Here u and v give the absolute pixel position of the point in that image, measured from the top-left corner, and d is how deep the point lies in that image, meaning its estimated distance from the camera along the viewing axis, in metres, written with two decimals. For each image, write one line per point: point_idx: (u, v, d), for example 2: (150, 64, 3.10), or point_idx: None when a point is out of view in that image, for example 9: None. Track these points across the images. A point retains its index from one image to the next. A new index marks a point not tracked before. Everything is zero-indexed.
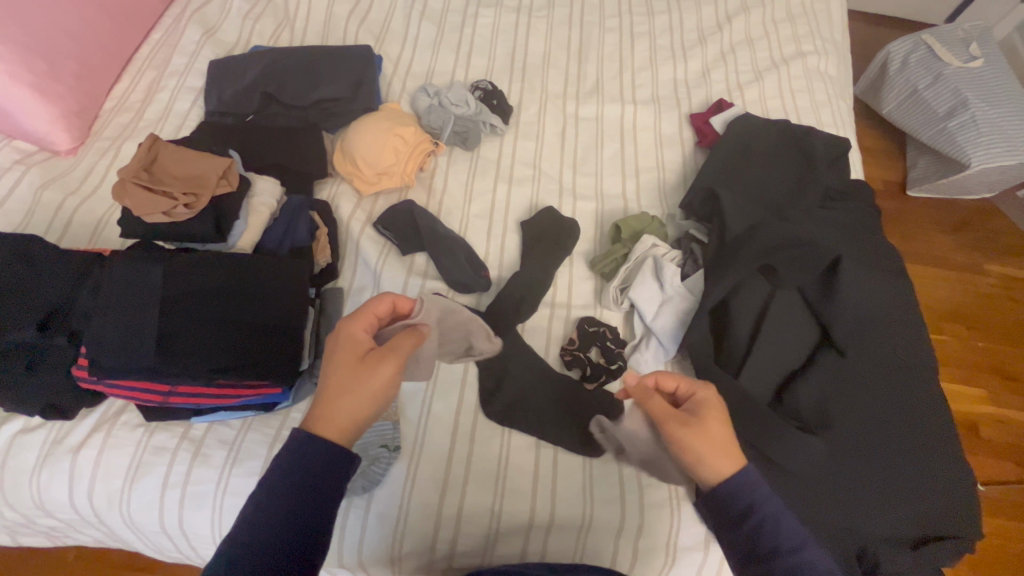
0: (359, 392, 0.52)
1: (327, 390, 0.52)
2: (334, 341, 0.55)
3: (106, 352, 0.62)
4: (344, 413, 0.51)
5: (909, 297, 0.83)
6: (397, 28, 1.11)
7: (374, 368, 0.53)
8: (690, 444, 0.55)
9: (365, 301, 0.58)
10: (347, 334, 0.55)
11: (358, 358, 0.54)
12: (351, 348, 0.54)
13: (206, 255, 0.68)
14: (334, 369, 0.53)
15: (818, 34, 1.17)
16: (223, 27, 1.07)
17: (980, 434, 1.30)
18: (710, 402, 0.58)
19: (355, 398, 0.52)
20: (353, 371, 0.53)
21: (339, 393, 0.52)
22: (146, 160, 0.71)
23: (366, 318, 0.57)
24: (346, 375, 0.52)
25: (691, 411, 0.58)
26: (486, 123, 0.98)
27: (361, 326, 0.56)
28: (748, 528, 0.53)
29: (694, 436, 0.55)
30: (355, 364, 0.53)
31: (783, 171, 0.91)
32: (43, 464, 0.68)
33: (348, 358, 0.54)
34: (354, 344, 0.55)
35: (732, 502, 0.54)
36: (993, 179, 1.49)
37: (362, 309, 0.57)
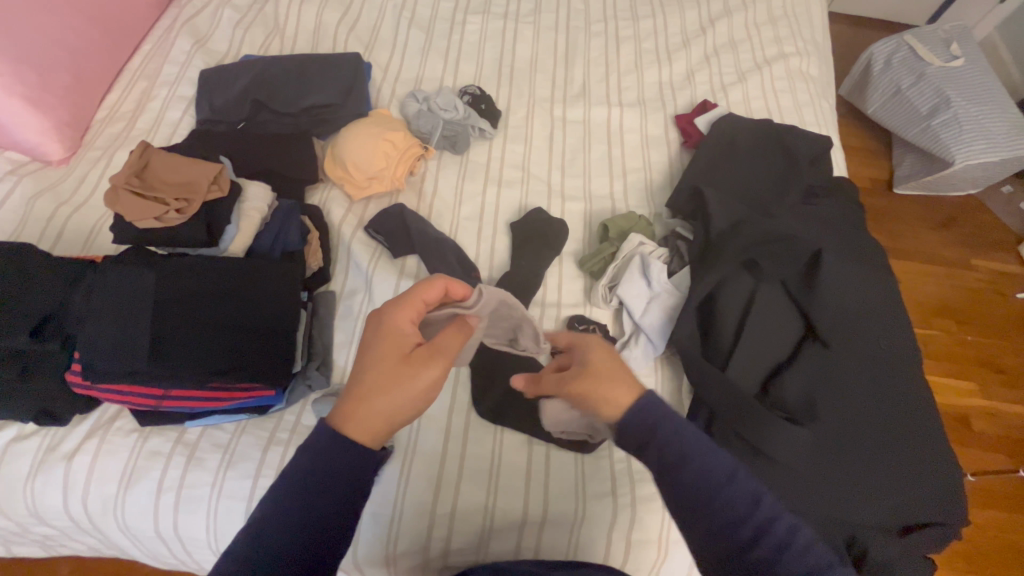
0: (403, 391, 0.52)
1: (367, 385, 0.52)
2: (377, 329, 0.55)
3: (99, 357, 0.62)
4: (377, 417, 0.51)
5: (891, 289, 0.85)
6: (386, 36, 1.13)
7: (421, 365, 0.53)
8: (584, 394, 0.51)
9: (414, 288, 0.58)
10: (392, 324, 0.56)
11: (405, 353, 0.54)
12: (396, 339, 0.54)
13: (197, 259, 0.69)
14: (377, 362, 0.53)
15: (799, 35, 1.19)
16: (214, 37, 1.08)
17: (971, 426, 1.32)
18: (593, 347, 0.55)
19: (397, 397, 0.51)
20: (397, 368, 0.52)
21: (382, 389, 0.52)
22: (137, 166, 0.72)
23: (413, 307, 0.57)
24: (390, 370, 0.52)
25: (580, 361, 0.55)
26: (475, 127, 0.99)
27: (408, 316, 0.56)
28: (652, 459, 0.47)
29: (584, 380, 0.52)
30: (401, 359, 0.53)
31: (767, 170, 0.93)
32: (37, 471, 0.68)
33: (395, 350, 0.54)
34: (400, 336, 0.55)
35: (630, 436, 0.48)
36: (976, 175, 1.52)
37: (409, 297, 0.57)
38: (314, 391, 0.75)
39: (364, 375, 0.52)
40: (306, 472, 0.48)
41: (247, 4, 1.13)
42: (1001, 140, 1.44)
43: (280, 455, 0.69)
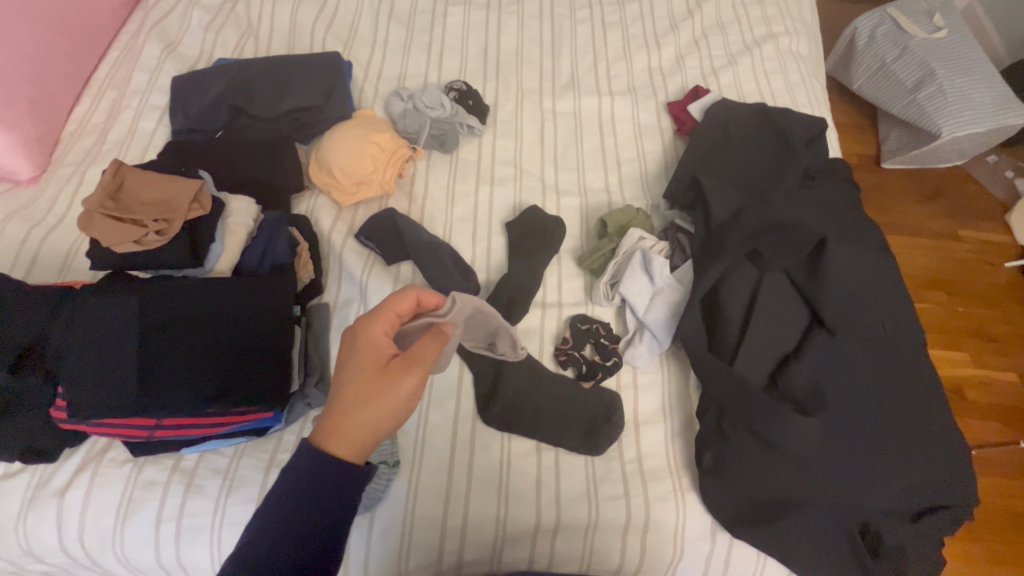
0: (380, 404, 0.50)
1: (344, 400, 0.51)
2: (352, 344, 0.54)
3: (84, 390, 0.59)
4: (358, 430, 0.50)
5: (893, 271, 0.84)
6: (364, 32, 1.09)
7: (396, 377, 0.52)
8: None
9: (385, 299, 0.56)
10: (366, 337, 0.54)
11: (380, 366, 0.53)
12: (371, 353, 0.53)
13: (182, 281, 0.66)
14: (352, 377, 0.52)
15: (788, 14, 1.17)
16: (184, 41, 1.03)
17: (968, 398, 1.33)
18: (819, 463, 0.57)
19: (375, 411, 0.50)
20: (374, 381, 0.51)
21: (360, 404, 0.50)
22: (112, 187, 0.68)
23: (387, 319, 0.55)
24: (365, 384, 0.51)
25: None
26: (463, 125, 0.96)
27: (382, 328, 0.55)
28: None
29: None
30: (376, 373, 0.52)
31: (763, 155, 0.91)
32: (28, 509, 0.66)
33: (369, 364, 0.53)
34: (375, 349, 0.54)
35: None
36: (964, 147, 1.52)
37: (381, 309, 0.56)
38: (313, 408, 0.72)
39: (341, 390, 0.51)
40: (291, 497, 0.48)
41: (217, 4, 1.08)
42: (987, 111, 1.44)
43: None
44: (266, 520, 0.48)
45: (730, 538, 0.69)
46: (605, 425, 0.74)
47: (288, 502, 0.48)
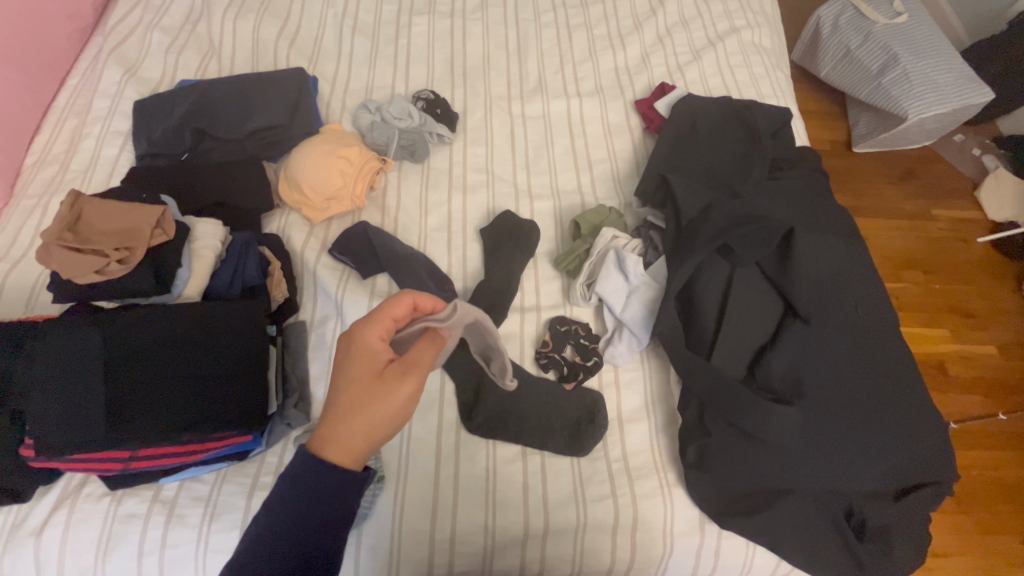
0: (377, 410, 0.50)
1: (342, 407, 0.50)
2: (347, 351, 0.53)
3: (52, 426, 0.58)
4: (354, 437, 0.49)
5: (862, 254, 0.85)
6: (329, 46, 1.09)
7: (395, 383, 0.51)
8: None
9: (380, 305, 0.56)
10: (361, 344, 0.53)
11: (377, 371, 0.52)
12: (366, 358, 0.52)
13: (149, 308, 0.65)
14: (348, 384, 0.51)
15: (748, 7, 1.19)
16: (145, 64, 1.01)
17: (948, 372, 1.36)
18: None
19: (372, 417, 0.50)
20: (370, 387, 0.51)
21: (356, 412, 0.50)
22: (69, 218, 0.66)
23: (383, 324, 0.54)
24: (361, 390, 0.51)
25: None
26: (432, 133, 0.96)
27: (377, 334, 0.54)
28: None
29: None
30: (374, 378, 0.51)
31: (731, 148, 0.92)
32: (4, 552, 0.64)
33: (367, 369, 0.52)
34: (371, 355, 0.53)
35: None
36: (930, 128, 1.55)
37: (377, 314, 0.55)
38: (294, 429, 0.72)
39: (336, 396, 0.51)
40: (285, 507, 0.47)
41: (177, 25, 1.07)
42: (951, 91, 1.47)
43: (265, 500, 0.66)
44: (262, 528, 0.47)
45: (719, 529, 0.70)
46: (588, 426, 0.74)
47: (277, 529, 0.47)
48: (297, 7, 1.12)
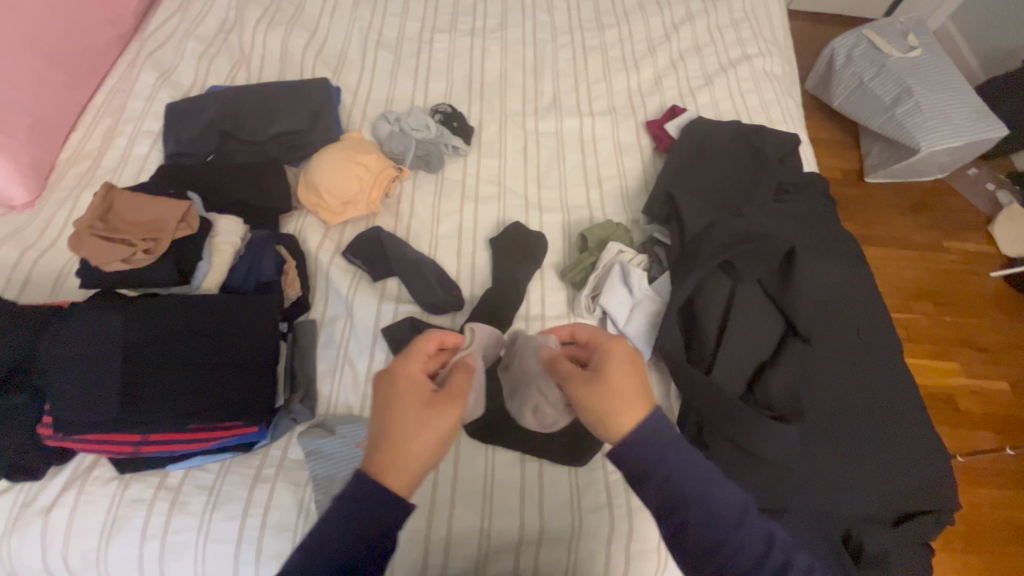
0: (432, 434, 0.49)
1: (397, 433, 0.49)
2: (387, 383, 0.52)
3: (71, 406, 0.60)
4: (413, 465, 0.48)
5: (866, 279, 0.86)
6: (353, 59, 1.13)
7: (448, 408, 0.50)
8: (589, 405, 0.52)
9: (413, 342, 0.56)
10: (405, 375, 0.52)
11: (427, 398, 0.51)
12: (411, 387, 0.51)
13: (168, 298, 0.67)
14: (399, 412, 0.49)
15: (761, 36, 1.22)
16: (178, 70, 1.07)
17: (957, 406, 1.34)
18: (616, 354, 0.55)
19: (431, 444, 0.49)
20: (425, 414, 0.50)
21: (410, 437, 0.48)
22: (101, 209, 0.70)
23: (421, 357, 0.55)
24: (413, 417, 0.49)
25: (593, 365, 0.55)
26: (448, 145, 0.99)
27: (418, 366, 0.54)
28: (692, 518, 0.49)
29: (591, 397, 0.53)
30: (426, 405, 0.50)
31: (738, 170, 0.94)
32: (12, 530, 0.66)
33: (414, 398, 0.51)
34: (416, 384, 0.52)
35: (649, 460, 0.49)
36: (943, 160, 1.56)
37: (412, 350, 0.55)
38: (299, 423, 0.74)
39: (386, 425, 0.49)
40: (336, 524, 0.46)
41: (211, 34, 1.12)
42: (963, 126, 1.48)
43: (267, 492, 0.68)
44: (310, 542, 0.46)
45: None
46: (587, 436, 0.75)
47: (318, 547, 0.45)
48: (326, 22, 1.17)
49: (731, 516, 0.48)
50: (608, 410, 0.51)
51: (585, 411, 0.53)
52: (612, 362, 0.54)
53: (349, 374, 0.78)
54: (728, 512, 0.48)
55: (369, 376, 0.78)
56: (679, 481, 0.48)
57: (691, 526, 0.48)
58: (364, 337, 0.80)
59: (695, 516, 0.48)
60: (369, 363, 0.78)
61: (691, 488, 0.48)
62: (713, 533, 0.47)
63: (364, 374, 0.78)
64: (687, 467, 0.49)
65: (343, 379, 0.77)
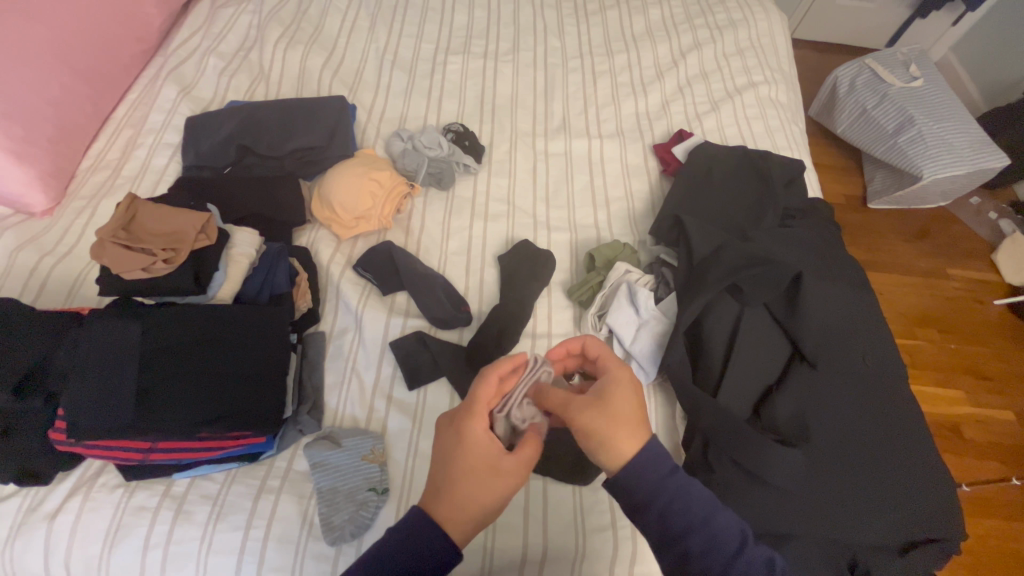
0: (494, 495, 0.51)
1: (459, 489, 0.51)
2: (454, 438, 0.53)
3: (83, 412, 0.61)
4: (469, 516, 0.51)
5: (871, 305, 0.87)
6: (369, 77, 1.17)
7: (510, 473, 0.52)
8: (591, 424, 0.53)
9: (476, 391, 0.55)
10: (470, 436, 0.52)
11: (492, 463, 0.52)
12: (478, 448, 0.52)
13: (183, 308, 0.69)
14: (462, 472, 0.51)
15: (767, 65, 1.25)
16: (199, 85, 1.10)
17: (963, 435, 1.33)
18: (619, 377, 0.57)
19: (488, 502, 0.51)
20: (486, 479, 0.51)
21: (472, 495, 0.51)
22: (124, 218, 0.71)
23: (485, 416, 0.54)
24: (476, 480, 0.51)
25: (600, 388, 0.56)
26: (459, 163, 1.01)
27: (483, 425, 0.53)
28: (701, 543, 0.50)
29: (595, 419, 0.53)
30: (489, 468, 0.51)
31: (744, 194, 0.96)
32: (16, 535, 0.66)
33: (480, 460, 0.52)
34: (481, 449, 0.52)
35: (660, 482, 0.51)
36: (946, 188, 1.58)
37: (475, 401, 0.54)
38: (305, 435, 0.74)
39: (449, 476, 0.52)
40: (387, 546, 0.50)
41: (232, 51, 1.16)
42: (965, 154, 1.50)
43: (271, 504, 0.68)
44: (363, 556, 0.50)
45: None
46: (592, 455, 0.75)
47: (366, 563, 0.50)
48: (343, 42, 1.21)
49: (729, 551, 0.50)
50: (607, 438, 0.52)
51: (585, 432, 0.53)
52: (613, 394, 0.55)
53: (356, 386, 0.78)
54: (730, 541, 0.50)
55: (376, 389, 0.78)
56: (681, 505, 0.51)
57: (697, 550, 0.49)
58: (373, 351, 0.81)
59: (702, 548, 0.49)
60: (377, 376, 0.79)
61: (690, 519, 0.50)
62: (716, 559, 0.49)
63: (372, 387, 0.78)
64: (695, 498, 0.51)
65: (350, 391, 0.78)
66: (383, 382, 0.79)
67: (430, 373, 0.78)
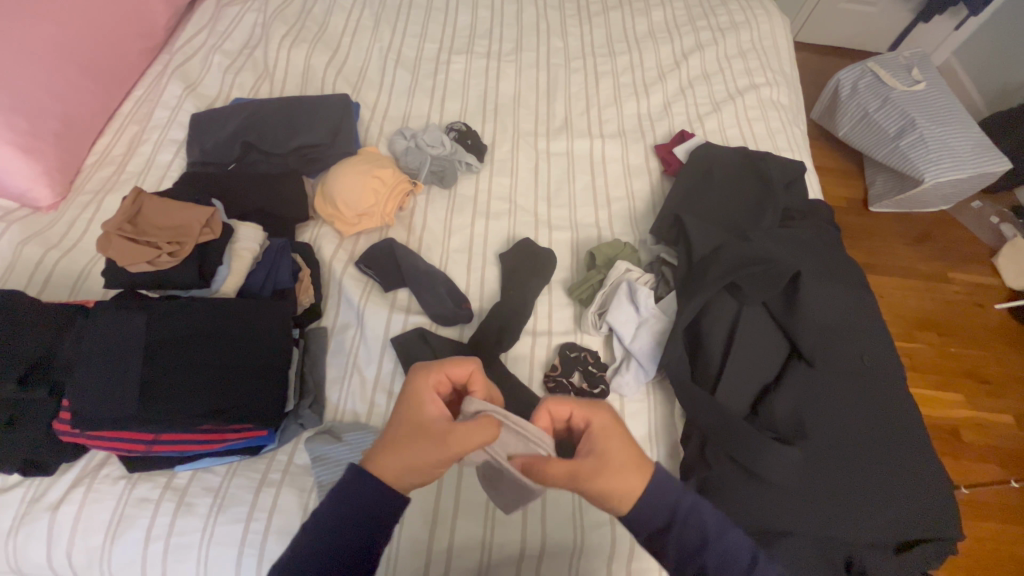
0: (416, 450, 0.49)
1: (391, 436, 0.51)
2: (405, 390, 0.54)
3: (88, 403, 0.62)
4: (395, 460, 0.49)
5: (869, 305, 0.87)
6: (373, 76, 1.17)
7: (440, 438, 0.49)
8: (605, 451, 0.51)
9: (444, 359, 0.56)
10: (415, 391, 0.53)
11: (426, 419, 0.51)
12: (419, 403, 0.52)
13: (187, 301, 0.69)
14: (400, 423, 0.51)
15: (769, 67, 1.25)
16: (204, 82, 1.11)
17: (962, 438, 1.34)
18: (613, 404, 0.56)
19: (413, 454, 0.49)
20: (419, 437, 0.49)
21: (404, 444, 0.50)
22: (130, 212, 0.73)
23: (436, 376, 0.54)
24: (410, 432, 0.50)
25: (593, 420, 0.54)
26: (461, 162, 1.02)
27: (430, 384, 0.53)
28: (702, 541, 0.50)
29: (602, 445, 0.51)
30: (423, 424, 0.50)
31: (744, 194, 0.96)
32: (20, 524, 0.66)
33: (419, 414, 0.51)
34: (422, 404, 0.52)
35: (661, 480, 0.51)
36: (947, 192, 1.58)
37: (439, 366, 0.55)
38: (306, 430, 0.75)
39: (387, 425, 0.52)
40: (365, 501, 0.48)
41: (237, 49, 1.17)
42: (966, 157, 1.51)
43: (272, 497, 0.68)
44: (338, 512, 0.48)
45: None
46: None
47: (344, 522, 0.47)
48: (348, 40, 1.22)
49: (726, 551, 0.50)
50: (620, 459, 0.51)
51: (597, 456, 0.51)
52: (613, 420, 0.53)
53: (357, 381, 0.79)
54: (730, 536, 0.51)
55: (378, 384, 0.79)
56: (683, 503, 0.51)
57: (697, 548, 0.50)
58: (374, 346, 0.81)
59: (697, 547, 0.50)
60: (378, 371, 0.80)
61: (687, 518, 0.51)
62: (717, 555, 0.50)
63: (373, 382, 0.79)
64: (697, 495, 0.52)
65: (351, 386, 0.78)
66: (384, 378, 0.79)
67: None
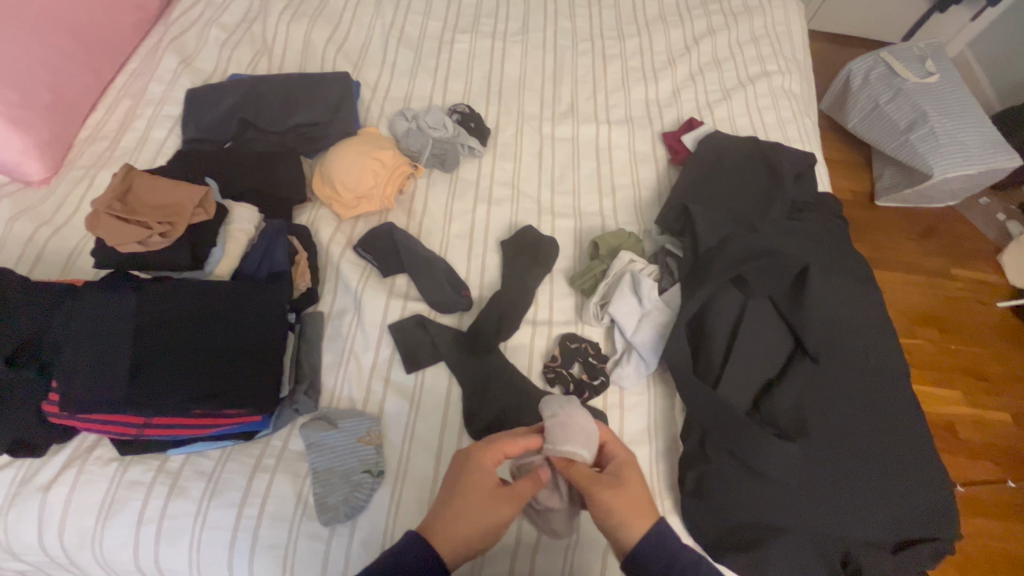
0: (478, 522, 0.54)
1: (453, 510, 0.54)
2: (461, 468, 0.56)
3: (77, 385, 0.61)
4: (457, 533, 0.54)
5: (875, 301, 0.86)
6: (374, 54, 1.14)
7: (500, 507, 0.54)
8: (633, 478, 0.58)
9: (498, 438, 0.57)
10: (476, 466, 0.55)
11: (487, 489, 0.55)
12: (478, 476, 0.55)
13: (180, 283, 0.68)
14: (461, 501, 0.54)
15: (781, 54, 1.22)
16: (200, 56, 1.07)
17: (958, 435, 1.33)
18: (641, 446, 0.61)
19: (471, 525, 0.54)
20: (481, 506, 0.54)
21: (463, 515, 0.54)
22: (120, 190, 0.71)
23: (495, 452, 0.56)
24: (471, 508, 0.54)
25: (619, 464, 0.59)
26: (463, 145, 0.99)
27: (490, 461, 0.56)
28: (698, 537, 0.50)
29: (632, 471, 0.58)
30: (479, 496, 0.54)
31: (753, 185, 0.94)
32: (11, 505, 0.66)
33: (478, 486, 0.55)
34: (483, 479, 0.55)
35: None
36: (956, 187, 1.55)
37: (495, 444, 0.57)
38: (301, 414, 0.73)
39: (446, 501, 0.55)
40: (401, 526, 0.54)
41: (234, 22, 1.13)
42: (977, 153, 1.48)
43: (266, 482, 0.67)
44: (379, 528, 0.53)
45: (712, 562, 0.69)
46: None
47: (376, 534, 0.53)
48: (349, 16, 1.18)
49: None
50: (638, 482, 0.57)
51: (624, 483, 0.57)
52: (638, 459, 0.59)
53: (353, 368, 0.78)
54: None
55: (374, 371, 0.78)
56: None
57: None
58: (371, 332, 0.80)
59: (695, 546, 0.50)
60: (375, 358, 0.78)
61: None
62: None
63: (370, 369, 0.78)
64: None
65: (347, 373, 0.77)
66: (381, 364, 0.78)
67: (429, 357, 0.78)
